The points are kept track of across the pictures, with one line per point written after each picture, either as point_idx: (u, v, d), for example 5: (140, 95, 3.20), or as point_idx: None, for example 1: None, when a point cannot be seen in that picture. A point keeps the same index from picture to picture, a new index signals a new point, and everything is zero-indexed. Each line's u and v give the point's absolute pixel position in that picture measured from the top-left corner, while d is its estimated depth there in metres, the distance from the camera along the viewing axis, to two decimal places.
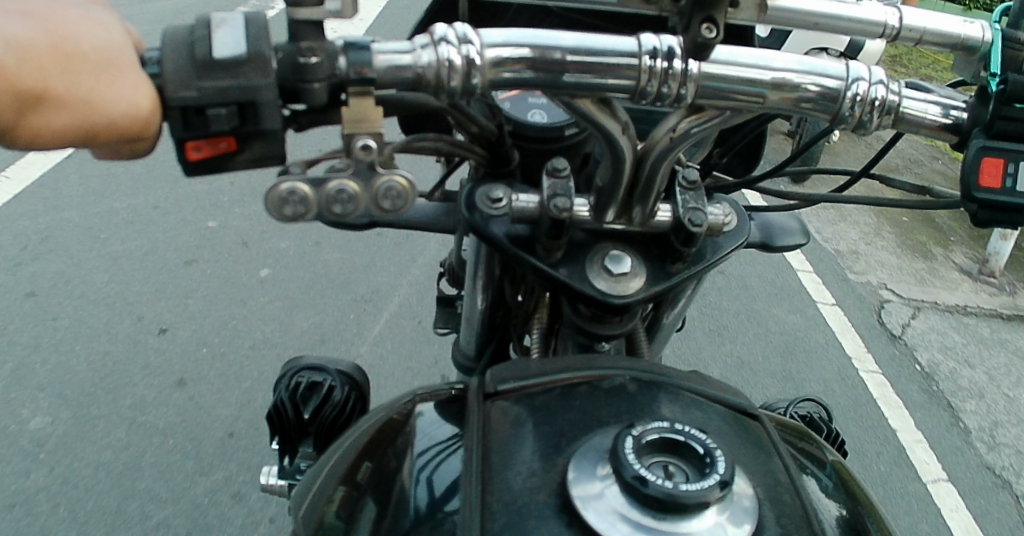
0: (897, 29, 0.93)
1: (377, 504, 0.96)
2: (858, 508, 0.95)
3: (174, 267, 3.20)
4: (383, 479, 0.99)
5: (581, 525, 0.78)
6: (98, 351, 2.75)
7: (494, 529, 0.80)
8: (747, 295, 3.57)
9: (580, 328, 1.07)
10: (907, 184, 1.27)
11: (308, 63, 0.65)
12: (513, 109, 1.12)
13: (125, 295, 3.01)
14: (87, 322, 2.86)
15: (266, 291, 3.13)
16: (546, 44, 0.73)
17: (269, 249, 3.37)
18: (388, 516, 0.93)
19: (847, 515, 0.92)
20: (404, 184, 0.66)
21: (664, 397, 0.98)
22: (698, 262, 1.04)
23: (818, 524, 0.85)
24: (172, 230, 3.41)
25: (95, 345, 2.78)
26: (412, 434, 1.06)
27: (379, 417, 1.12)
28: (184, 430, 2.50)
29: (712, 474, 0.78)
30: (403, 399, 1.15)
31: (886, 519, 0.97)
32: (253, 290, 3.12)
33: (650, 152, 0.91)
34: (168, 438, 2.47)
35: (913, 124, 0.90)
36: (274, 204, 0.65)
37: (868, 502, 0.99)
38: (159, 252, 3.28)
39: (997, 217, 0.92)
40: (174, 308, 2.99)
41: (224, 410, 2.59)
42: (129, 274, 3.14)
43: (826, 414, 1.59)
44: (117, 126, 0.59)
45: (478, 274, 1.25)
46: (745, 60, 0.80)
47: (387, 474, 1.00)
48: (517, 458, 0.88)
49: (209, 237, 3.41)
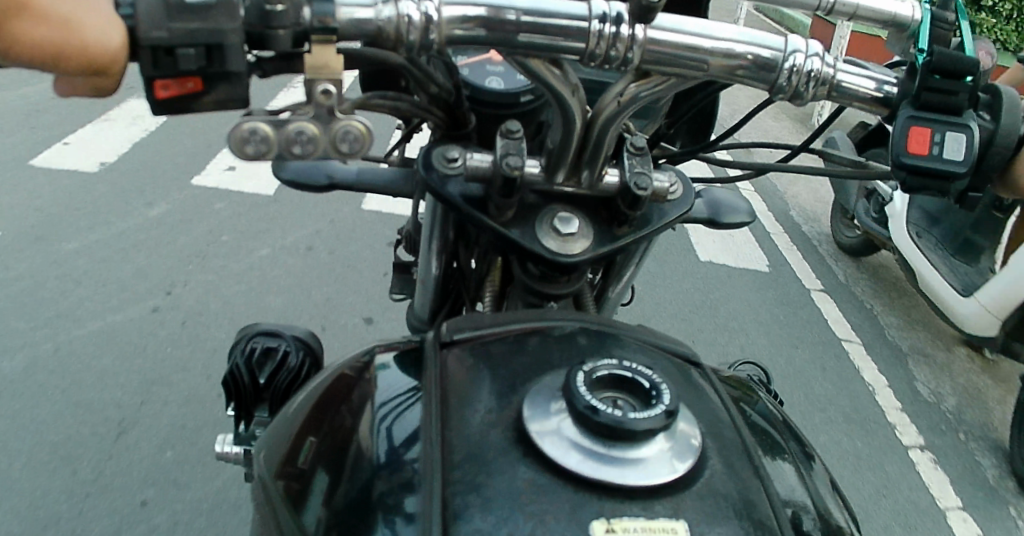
0: (830, 3, 0.99)
1: (329, 473, 0.96)
2: (790, 451, 1.03)
3: (140, 292, 3.32)
4: (336, 447, 0.99)
5: (538, 458, 0.82)
6: (63, 375, 2.84)
7: (455, 462, 0.84)
8: (685, 313, 3.78)
9: (530, 286, 1.12)
10: (845, 158, 1.32)
11: (274, 10, 0.68)
12: (471, 75, 1.16)
13: (109, 298, 3.26)
14: (72, 324, 3.10)
15: (230, 310, 3.27)
16: (500, 6, 0.77)
17: (232, 271, 3.52)
18: (344, 481, 0.93)
19: (781, 454, 1.00)
20: (361, 130, 0.71)
21: (614, 344, 1.02)
22: (643, 226, 1.10)
23: (754, 455, 0.92)
24: (151, 242, 3.65)
25: (63, 361, 2.89)
26: (373, 385, 1.07)
27: (332, 374, 1.15)
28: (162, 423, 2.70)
29: (658, 405, 0.84)
30: (361, 353, 1.17)
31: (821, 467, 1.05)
32: (214, 310, 3.27)
33: (600, 116, 0.96)
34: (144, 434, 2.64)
35: (847, 96, 0.97)
36: (236, 141, 0.68)
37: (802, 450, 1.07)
38: (129, 278, 3.39)
39: (922, 184, 0.98)
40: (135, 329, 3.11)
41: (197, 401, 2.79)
42: (97, 300, 3.24)
43: (764, 376, 1.69)
44: (88, 52, 0.62)
45: (433, 237, 1.30)
46: (690, 28, 0.85)
47: (344, 436, 1.00)
48: (473, 398, 0.92)
49: (171, 261, 3.53)
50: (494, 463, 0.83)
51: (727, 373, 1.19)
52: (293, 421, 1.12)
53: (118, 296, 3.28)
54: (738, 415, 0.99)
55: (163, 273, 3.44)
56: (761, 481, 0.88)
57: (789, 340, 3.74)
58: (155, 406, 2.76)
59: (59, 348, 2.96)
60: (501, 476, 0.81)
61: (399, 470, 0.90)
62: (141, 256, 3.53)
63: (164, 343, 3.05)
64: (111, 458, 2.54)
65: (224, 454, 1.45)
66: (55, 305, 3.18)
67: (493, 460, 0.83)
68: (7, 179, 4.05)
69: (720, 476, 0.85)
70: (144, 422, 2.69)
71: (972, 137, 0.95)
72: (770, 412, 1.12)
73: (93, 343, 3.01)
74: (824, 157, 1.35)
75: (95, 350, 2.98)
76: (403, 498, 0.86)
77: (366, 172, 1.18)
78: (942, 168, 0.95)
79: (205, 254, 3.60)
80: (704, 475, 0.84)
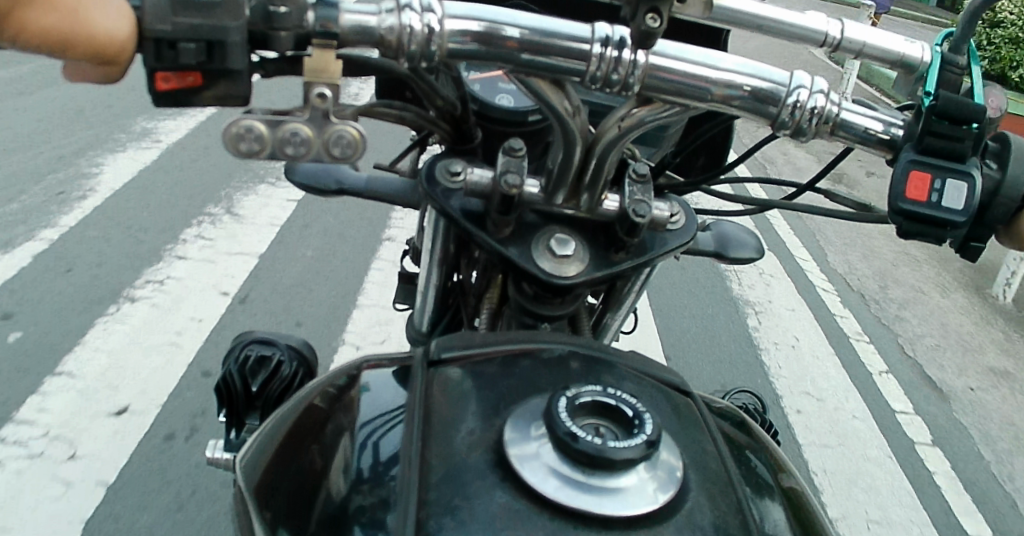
0: (838, 40, 0.98)
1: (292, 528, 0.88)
2: (777, 488, 1.01)
3: (138, 253, 3.21)
4: (307, 479, 0.94)
5: (516, 482, 0.80)
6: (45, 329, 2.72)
7: (432, 482, 0.82)
8: (698, 305, 3.62)
9: (524, 307, 1.11)
10: (849, 200, 1.31)
11: (278, 12, 0.70)
12: (482, 91, 1.17)
13: (110, 250, 3.21)
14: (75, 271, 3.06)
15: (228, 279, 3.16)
16: (500, 22, 0.78)
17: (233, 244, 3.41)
18: (313, 521, 0.88)
19: (766, 491, 0.98)
20: (355, 135, 0.71)
21: (606, 370, 1.00)
22: (642, 254, 1.08)
23: (739, 490, 0.90)
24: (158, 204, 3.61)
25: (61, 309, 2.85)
26: (349, 415, 1.03)
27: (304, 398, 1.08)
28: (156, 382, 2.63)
29: (640, 434, 0.83)
30: (351, 366, 1.13)
31: (813, 507, 1.03)
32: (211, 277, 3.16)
33: (600, 140, 0.96)
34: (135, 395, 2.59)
35: (850, 135, 0.96)
36: (231, 139, 0.69)
37: (790, 487, 1.04)
38: (129, 239, 3.30)
39: (921, 230, 0.97)
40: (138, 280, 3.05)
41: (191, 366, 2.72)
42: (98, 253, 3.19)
43: (760, 406, 1.68)
44: (94, 42, 0.63)
45: (434, 249, 1.28)
46: (692, 56, 0.85)
47: (314, 475, 0.94)
48: (457, 418, 0.90)
49: (169, 229, 3.43)
50: (472, 485, 0.81)
51: (719, 403, 1.17)
52: (266, 435, 1.06)
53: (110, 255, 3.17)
54: (725, 448, 0.97)
55: (165, 236, 3.37)
56: (743, 515, 0.86)
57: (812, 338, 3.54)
58: (143, 364, 2.64)
59: (52, 302, 2.88)
60: (479, 500, 0.79)
61: (381, 487, 0.88)
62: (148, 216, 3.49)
63: (159, 302, 2.95)
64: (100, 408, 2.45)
65: (213, 460, 1.43)
66: (48, 257, 3.09)
67: (471, 482, 0.81)
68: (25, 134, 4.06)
69: (702, 509, 0.84)
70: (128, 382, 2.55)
71: (974, 186, 0.94)
72: (760, 445, 1.10)
73: (83, 299, 2.91)
74: (830, 196, 1.34)
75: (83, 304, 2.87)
76: (381, 515, 0.85)
77: (376, 180, 1.18)
78: (941, 216, 0.94)
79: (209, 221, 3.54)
80: (684, 507, 0.83)
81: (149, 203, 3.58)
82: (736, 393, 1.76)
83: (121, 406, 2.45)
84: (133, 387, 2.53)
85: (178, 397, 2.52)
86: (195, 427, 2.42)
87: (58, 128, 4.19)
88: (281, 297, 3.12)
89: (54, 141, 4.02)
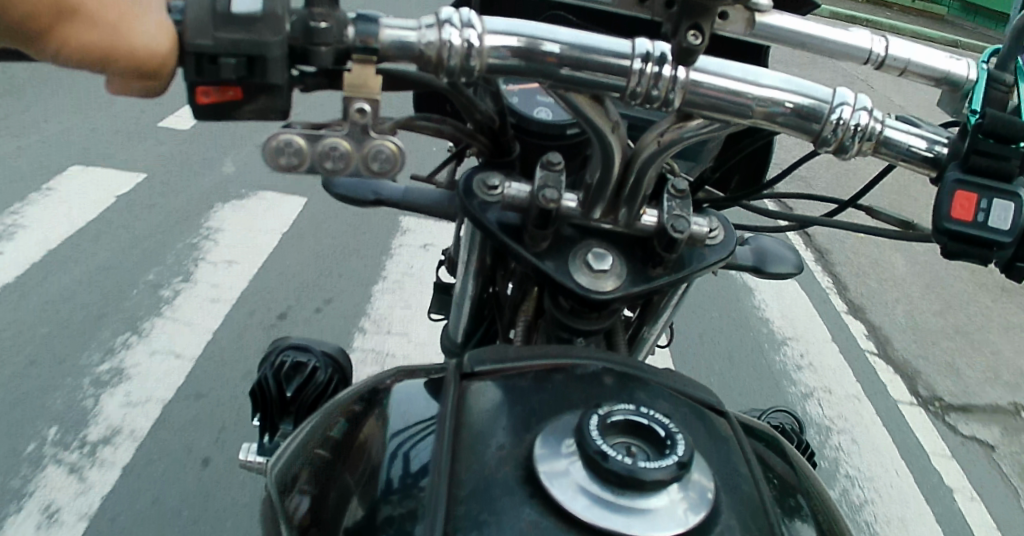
0: (883, 57, 0.93)
1: None
2: (814, 514, 0.98)
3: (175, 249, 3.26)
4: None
5: (545, 500, 0.79)
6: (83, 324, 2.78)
7: (462, 496, 0.82)
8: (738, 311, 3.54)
9: (560, 320, 1.09)
10: (891, 217, 1.27)
11: (318, 27, 0.70)
12: (521, 104, 1.17)
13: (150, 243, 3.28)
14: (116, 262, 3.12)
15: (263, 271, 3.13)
16: (538, 37, 0.77)
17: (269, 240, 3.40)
18: None
19: (801, 516, 0.95)
20: (393, 150, 0.71)
21: (639, 389, 0.99)
22: (680, 270, 1.07)
23: (773, 514, 0.88)
24: (196, 193, 3.66)
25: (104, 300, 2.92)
26: (376, 434, 1.02)
27: (319, 439, 1.05)
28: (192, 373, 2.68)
29: (671, 455, 0.81)
30: (360, 392, 1.11)
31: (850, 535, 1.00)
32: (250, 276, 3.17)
33: (639, 155, 0.95)
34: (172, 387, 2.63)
35: (893, 153, 0.93)
36: (271, 153, 0.70)
37: (827, 512, 1.01)
38: (165, 234, 3.34)
39: (965, 250, 0.94)
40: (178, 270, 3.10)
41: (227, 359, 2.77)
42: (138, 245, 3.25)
43: (796, 426, 1.64)
44: (134, 58, 0.65)
45: (470, 261, 1.28)
46: (733, 72, 0.84)
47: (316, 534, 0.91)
48: (487, 433, 0.89)
49: (203, 223, 3.45)
50: (500, 501, 0.80)
51: (753, 422, 1.15)
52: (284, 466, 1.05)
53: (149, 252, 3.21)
54: (759, 470, 0.95)
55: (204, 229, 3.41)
56: None
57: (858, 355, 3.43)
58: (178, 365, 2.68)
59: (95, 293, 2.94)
60: (506, 515, 0.79)
61: (409, 497, 0.88)
62: (186, 208, 3.55)
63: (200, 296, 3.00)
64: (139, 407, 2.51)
65: (246, 464, 1.45)
66: (91, 252, 3.15)
67: (498, 498, 0.81)
68: (75, 118, 4.16)
69: (733, 532, 0.82)
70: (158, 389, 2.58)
71: (1021, 206, 0.91)
72: (796, 467, 1.07)
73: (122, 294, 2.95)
74: (872, 213, 1.30)
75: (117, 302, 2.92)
76: (409, 527, 0.84)
77: (414, 192, 1.18)
78: (988, 237, 0.91)
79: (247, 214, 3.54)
80: (715, 531, 0.81)
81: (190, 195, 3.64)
82: (771, 413, 1.73)
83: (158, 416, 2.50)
84: (169, 389, 2.59)
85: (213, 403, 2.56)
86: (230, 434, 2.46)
87: (104, 112, 4.26)
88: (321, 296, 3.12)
89: (99, 129, 4.09)
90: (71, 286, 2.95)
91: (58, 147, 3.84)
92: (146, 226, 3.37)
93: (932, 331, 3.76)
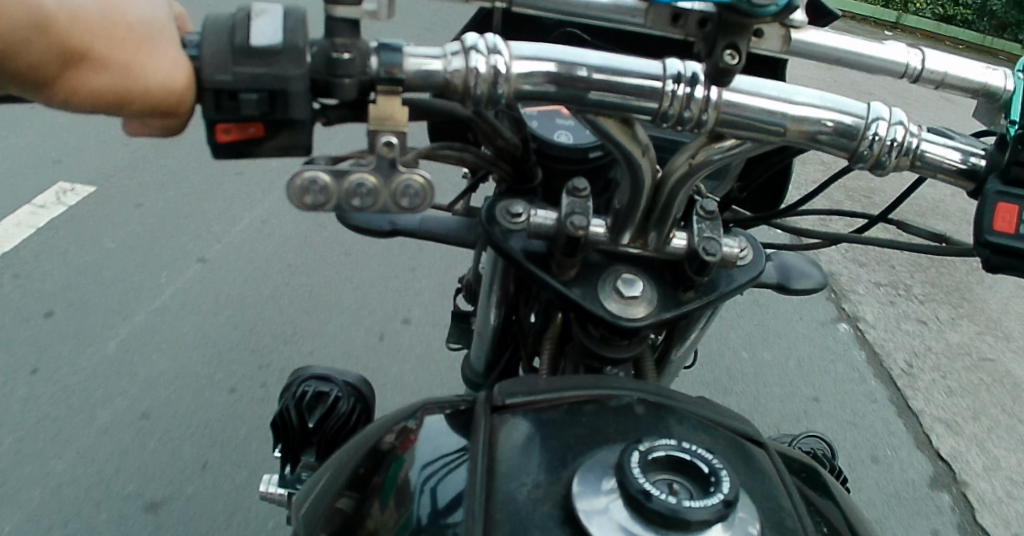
0: (919, 71, 0.91)
1: None
2: None
3: (184, 261, 3.20)
4: None
5: None
6: (96, 349, 2.75)
7: None
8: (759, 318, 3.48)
9: (589, 349, 1.06)
10: (925, 231, 1.23)
11: (341, 59, 0.67)
12: (541, 128, 1.14)
13: (159, 251, 3.23)
14: (125, 274, 3.09)
15: (277, 298, 3.12)
16: (570, 61, 0.74)
17: (282, 255, 3.34)
18: None
19: None
20: (422, 183, 0.68)
21: (674, 419, 0.95)
22: (711, 292, 1.03)
23: None
24: (205, 198, 3.60)
25: (116, 315, 2.89)
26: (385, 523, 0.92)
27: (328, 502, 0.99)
28: (205, 395, 2.64)
29: (716, 492, 0.77)
30: (343, 482, 1.01)
31: None
32: (262, 296, 3.11)
33: (668, 179, 0.92)
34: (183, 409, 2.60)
35: (930, 168, 0.89)
36: (296, 192, 0.67)
37: None
38: (173, 242, 3.29)
39: (1006, 264, 0.89)
40: (189, 286, 3.06)
41: (241, 379, 2.72)
42: (148, 253, 3.22)
43: (830, 452, 1.61)
44: (150, 97, 0.62)
45: (492, 289, 1.25)
46: (766, 91, 0.81)
47: None
48: (520, 470, 0.85)
49: (213, 228, 3.39)
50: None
51: (789, 451, 1.11)
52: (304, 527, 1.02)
53: (157, 265, 3.16)
54: (802, 504, 0.91)
55: (213, 237, 3.36)
56: None
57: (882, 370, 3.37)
58: (191, 389, 2.65)
59: (107, 309, 2.92)
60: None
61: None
62: (194, 212, 3.50)
63: (212, 314, 2.95)
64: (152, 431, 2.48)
65: (268, 496, 1.43)
66: (101, 264, 3.12)
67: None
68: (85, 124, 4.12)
69: None
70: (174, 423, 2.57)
71: None
72: (837, 498, 1.03)
73: (134, 310, 2.92)
74: (902, 229, 1.26)
75: (127, 319, 2.87)
76: None
77: (430, 220, 1.16)
78: None
79: (257, 225, 3.48)
80: None
81: (198, 198, 3.58)
82: (804, 437, 1.69)
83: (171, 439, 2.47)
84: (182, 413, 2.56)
85: (230, 435, 2.53)
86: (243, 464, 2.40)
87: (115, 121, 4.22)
88: (336, 317, 3.07)
89: (107, 133, 4.02)
90: (82, 303, 2.93)
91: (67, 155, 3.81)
92: (155, 232, 3.34)
93: (963, 335, 3.66)
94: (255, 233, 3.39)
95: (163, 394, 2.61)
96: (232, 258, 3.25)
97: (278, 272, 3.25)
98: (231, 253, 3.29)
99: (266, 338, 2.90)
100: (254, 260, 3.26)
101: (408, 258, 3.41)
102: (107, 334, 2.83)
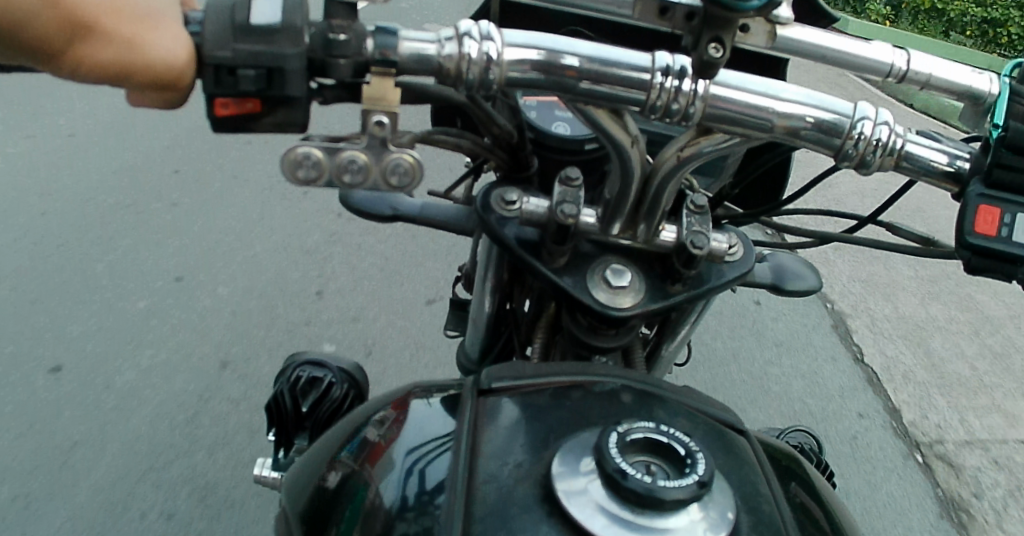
0: (904, 71, 0.93)
1: None
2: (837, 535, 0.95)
3: (188, 240, 3.21)
4: None
5: (562, 517, 0.78)
6: (98, 322, 2.75)
7: (477, 517, 0.80)
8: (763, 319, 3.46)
9: (578, 337, 1.08)
10: (913, 234, 1.25)
11: (337, 40, 0.70)
12: (538, 119, 1.16)
13: (165, 229, 3.24)
14: (130, 250, 3.09)
15: (276, 275, 3.11)
16: (560, 51, 0.77)
17: (284, 235, 3.33)
18: None
19: None
20: (412, 162, 0.71)
21: (657, 406, 0.97)
22: (699, 286, 1.05)
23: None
24: (211, 178, 3.60)
25: (119, 291, 2.90)
26: None
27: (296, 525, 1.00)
28: (205, 372, 2.64)
29: (691, 474, 0.79)
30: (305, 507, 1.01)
31: None
32: (264, 274, 3.11)
33: (658, 171, 0.94)
34: (182, 382, 2.60)
35: (914, 169, 0.91)
36: (289, 165, 0.70)
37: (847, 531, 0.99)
38: (179, 221, 3.30)
39: (989, 267, 0.91)
40: (193, 266, 3.07)
41: (240, 357, 2.73)
42: (153, 231, 3.23)
43: (817, 446, 1.63)
44: (152, 71, 0.65)
45: (487, 277, 1.27)
46: (753, 87, 0.83)
47: None
48: (504, 449, 0.88)
49: (219, 209, 3.41)
50: (516, 519, 0.79)
51: (772, 441, 1.13)
52: None
53: (160, 242, 3.17)
54: (780, 493, 0.93)
55: (219, 217, 3.37)
56: None
57: (887, 364, 3.28)
58: (191, 366, 2.65)
59: (111, 285, 2.93)
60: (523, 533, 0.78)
61: (424, 519, 0.85)
62: (200, 192, 3.50)
63: (214, 294, 2.96)
64: (151, 405, 2.49)
65: (261, 479, 1.44)
66: (107, 240, 3.14)
67: (516, 517, 0.79)
68: (93, 99, 4.11)
69: None
70: (170, 391, 2.55)
71: None
72: (817, 489, 1.05)
73: (138, 287, 2.93)
74: (892, 230, 1.28)
75: (130, 297, 2.88)
76: None
77: (429, 206, 1.18)
78: (1017, 252, 0.88)
79: (260, 206, 3.49)
80: None
81: (205, 178, 3.58)
82: (791, 432, 1.70)
83: (169, 415, 2.48)
84: (181, 390, 2.56)
85: (227, 409, 2.54)
86: (244, 444, 2.43)
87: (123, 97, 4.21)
88: (335, 297, 3.07)
89: (115, 109, 4.02)
90: (86, 278, 2.94)
91: (75, 131, 3.81)
92: (161, 211, 3.35)
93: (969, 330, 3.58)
94: (261, 218, 3.41)
95: (164, 370, 2.62)
96: (237, 239, 3.26)
97: (278, 249, 3.24)
98: (232, 231, 3.30)
99: (267, 317, 2.91)
100: (257, 240, 3.27)
101: (407, 245, 3.43)
102: (107, 307, 2.82)
